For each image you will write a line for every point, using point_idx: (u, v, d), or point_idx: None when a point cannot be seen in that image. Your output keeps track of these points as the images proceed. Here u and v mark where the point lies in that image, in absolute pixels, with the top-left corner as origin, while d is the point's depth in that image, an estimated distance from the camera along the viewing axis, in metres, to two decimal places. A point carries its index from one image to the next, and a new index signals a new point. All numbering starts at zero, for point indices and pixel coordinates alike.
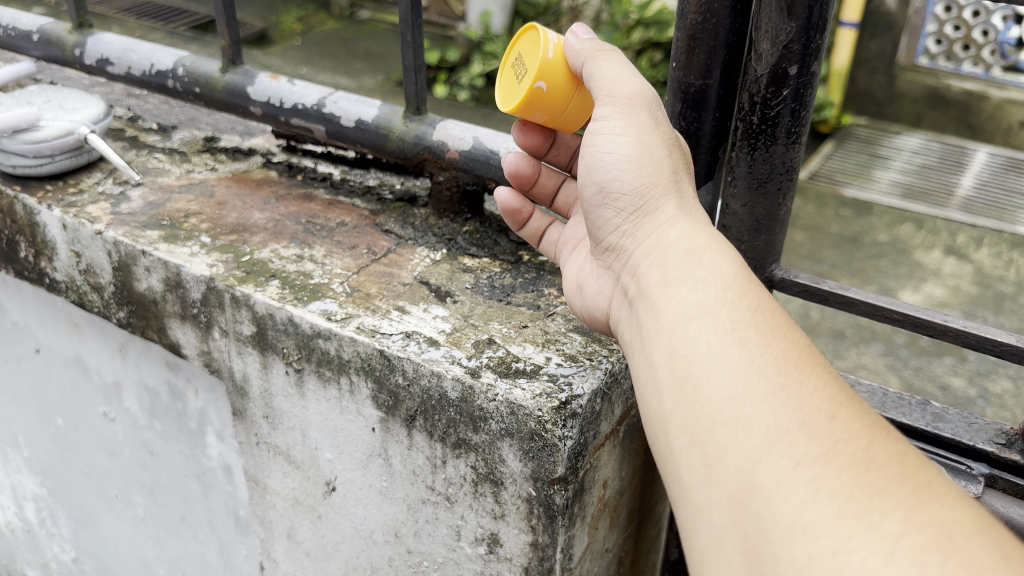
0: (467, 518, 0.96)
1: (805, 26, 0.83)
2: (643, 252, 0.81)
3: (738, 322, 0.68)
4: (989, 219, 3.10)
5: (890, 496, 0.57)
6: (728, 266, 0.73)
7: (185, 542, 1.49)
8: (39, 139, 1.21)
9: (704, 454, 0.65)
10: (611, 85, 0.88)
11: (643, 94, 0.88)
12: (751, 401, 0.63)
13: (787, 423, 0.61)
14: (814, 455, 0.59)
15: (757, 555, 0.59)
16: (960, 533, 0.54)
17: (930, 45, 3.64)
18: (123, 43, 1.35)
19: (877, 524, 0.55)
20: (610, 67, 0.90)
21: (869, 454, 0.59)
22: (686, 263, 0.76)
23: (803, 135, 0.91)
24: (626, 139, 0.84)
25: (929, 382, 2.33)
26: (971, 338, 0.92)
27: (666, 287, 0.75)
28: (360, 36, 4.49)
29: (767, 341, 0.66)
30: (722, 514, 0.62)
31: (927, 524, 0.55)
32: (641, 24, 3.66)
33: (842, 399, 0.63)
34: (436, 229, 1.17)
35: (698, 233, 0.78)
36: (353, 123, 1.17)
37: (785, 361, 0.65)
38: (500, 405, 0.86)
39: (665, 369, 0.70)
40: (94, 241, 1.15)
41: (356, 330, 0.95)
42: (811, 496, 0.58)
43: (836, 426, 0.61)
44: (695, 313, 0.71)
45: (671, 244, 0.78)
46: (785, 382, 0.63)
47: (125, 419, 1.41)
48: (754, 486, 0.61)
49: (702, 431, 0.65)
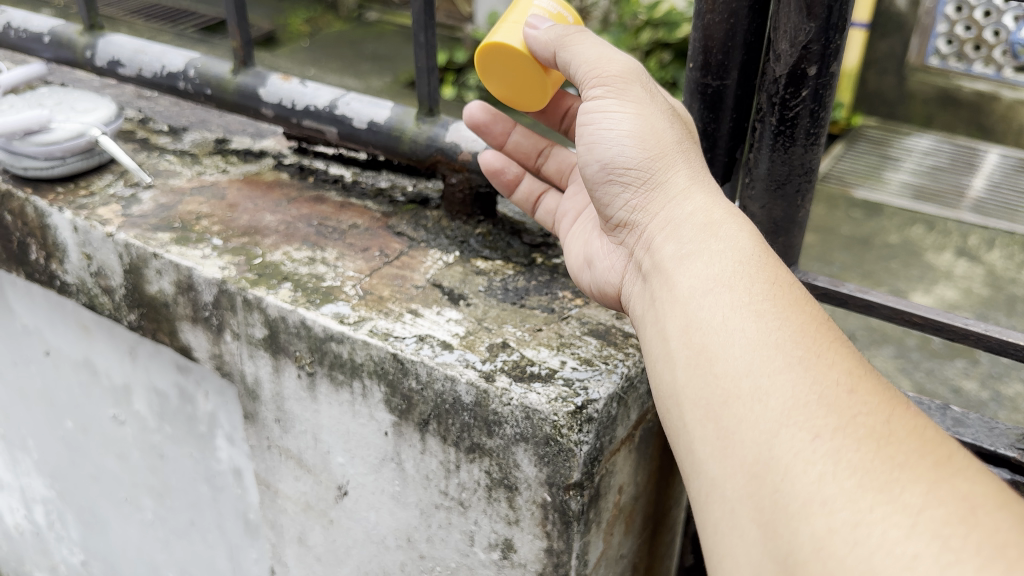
0: (481, 523, 0.95)
1: (824, 26, 0.81)
2: (656, 225, 0.80)
3: (755, 295, 0.67)
4: (1001, 220, 3.07)
5: (912, 469, 0.55)
6: (746, 240, 0.72)
7: (195, 545, 1.48)
8: (50, 141, 1.21)
9: (719, 427, 0.64)
10: (601, 64, 0.88)
11: (636, 72, 0.88)
12: (768, 373, 0.62)
13: (805, 396, 0.60)
14: (833, 426, 0.58)
15: (775, 528, 0.58)
16: (983, 508, 0.53)
17: (940, 45, 3.56)
18: (134, 46, 1.34)
19: (898, 497, 0.54)
20: (585, 50, 0.90)
21: (888, 427, 0.58)
22: (702, 237, 0.74)
23: (823, 136, 0.90)
24: (625, 116, 0.84)
25: (941, 385, 2.31)
26: (992, 342, 0.91)
27: (682, 261, 0.74)
28: (368, 37, 4.48)
29: (784, 314, 0.65)
30: (738, 487, 0.61)
31: (949, 498, 0.54)
32: (650, 25, 3.64)
33: (861, 372, 0.62)
34: (449, 231, 1.16)
35: (709, 206, 0.77)
36: (366, 125, 1.16)
37: (803, 334, 0.64)
38: (515, 409, 0.85)
39: (680, 342, 0.69)
40: (105, 243, 1.15)
41: (370, 333, 0.95)
42: (830, 468, 0.57)
43: (855, 399, 0.60)
44: (711, 286, 0.69)
45: (686, 217, 0.77)
46: (803, 354, 0.62)
47: (135, 421, 1.41)
48: (770, 459, 0.60)
49: (716, 403, 0.64)
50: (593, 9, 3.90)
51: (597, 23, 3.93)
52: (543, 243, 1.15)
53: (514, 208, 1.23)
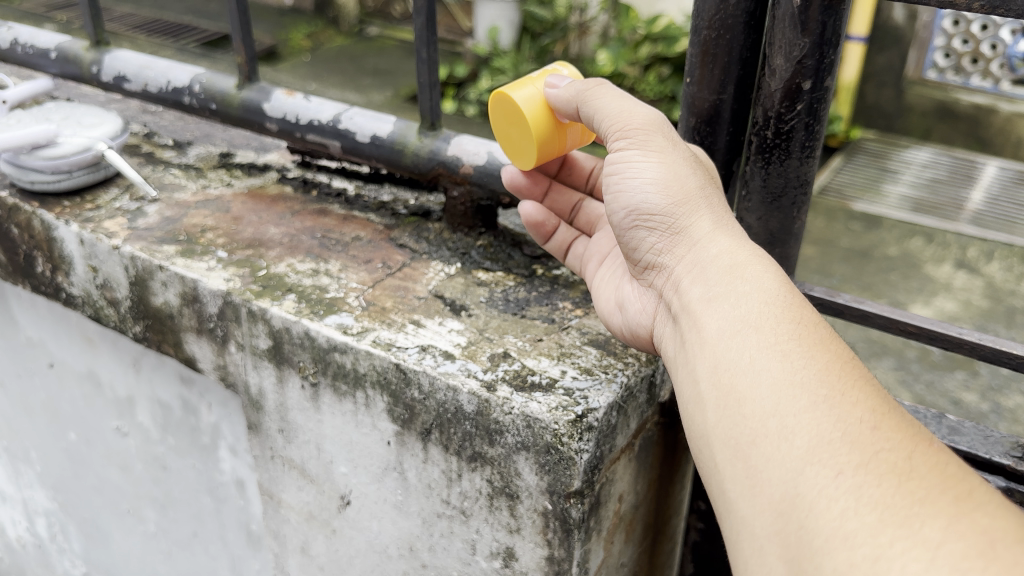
0: (482, 532, 0.96)
1: (818, 42, 0.83)
2: (682, 268, 0.81)
3: (781, 335, 0.69)
4: (1000, 233, 3.08)
5: (931, 504, 0.57)
6: (771, 280, 0.73)
7: (196, 556, 1.49)
8: (57, 155, 1.23)
9: (748, 466, 0.65)
10: (623, 114, 0.89)
11: (659, 120, 0.89)
12: (794, 412, 0.64)
13: (828, 433, 0.61)
14: (856, 464, 0.60)
15: (803, 563, 0.60)
16: (1002, 542, 0.54)
17: (938, 58, 3.61)
18: (140, 61, 1.36)
19: (917, 532, 0.55)
20: (606, 103, 0.91)
21: (911, 463, 0.59)
22: (728, 278, 0.76)
23: (818, 149, 0.91)
24: (648, 164, 0.84)
25: (941, 398, 2.32)
26: (986, 351, 0.92)
27: (708, 302, 0.75)
28: (367, 52, 4.52)
29: (810, 353, 0.67)
30: (767, 524, 0.63)
31: (968, 532, 0.55)
32: (649, 40, 3.67)
33: (885, 408, 0.63)
34: (451, 243, 1.18)
35: (734, 249, 0.78)
36: (369, 139, 1.18)
37: (828, 372, 0.65)
38: (516, 418, 0.87)
39: (709, 383, 0.71)
40: (111, 256, 1.16)
41: (373, 343, 0.96)
42: (852, 505, 0.58)
43: (878, 436, 0.61)
44: (738, 328, 0.71)
45: (712, 259, 0.78)
46: (828, 393, 0.63)
47: (138, 433, 1.42)
48: (796, 496, 0.61)
49: (745, 443, 0.66)
50: (593, 23, 3.95)
51: (597, 38, 3.97)
52: (543, 255, 1.17)
53: (514, 220, 1.24)
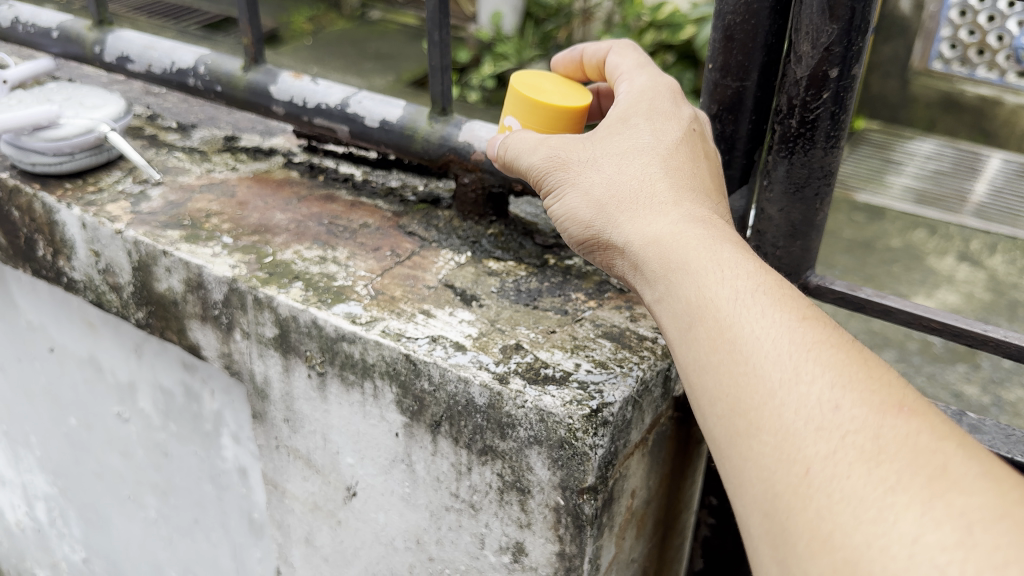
0: (492, 526, 0.94)
1: (847, 28, 0.80)
2: (632, 270, 0.77)
3: (724, 322, 0.65)
4: (1003, 225, 3.06)
5: (905, 491, 0.53)
6: (707, 265, 0.69)
7: (198, 544, 1.48)
8: (58, 137, 1.20)
9: (729, 466, 0.63)
10: (536, 164, 0.87)
11: (565, 139, 0.87)
12: (755, 408, 0.61)
13: (792, 425, 0.58)
14: (823, 455, 0.56)
15: (790, 568, 0.57)
16: (981, 525, 0.50)
17: (945, 49, 3.31)
18: (143, 41, 1.33)
19: (893, 527, 0.52)
20: (522, 158, 0.89)
21: (880, 442, 0.55)
22: (666, 276, 0.72)
23: (843, 139, 0.89)
24: (577, 192, 0.83)
25: (942, 390, 2.31)
26: (1012, 349, 0.90)
27: (658, 306, 0.72)
28: (370, 36, 4.48)
29: (759, 334, 0.63)
30: (757, 525, 0.60)
31: (945, 519, 0.51)
32: (653, 26, 3.65)
33: (846, 378, 0.58)
34: (461, 232, 1.16)
35: (667, 234, 0.74)
36: (378, 124, 1.15)
37: (782, 352, 0.61)
38: (530, 411, 0.85)
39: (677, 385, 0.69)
40: (114, 240, 1.14)
41: (382, 333, 0.94)
42: (825, 503, 0.55)
43: (842, 415, 0.57)
44: (686, 326, 0.68)
45: (650, 259, 0.74)
46: (782, 378, 0.60)
47: (139, 419, 1.40)
48: (775, 497, 0.58)
49: (722, 444, 0.63)
50: (596, 10, 3.90)
51: (600, 24, 3.93)
52: (555, 245, 1.14)
53: (526, 209, 1.22)
